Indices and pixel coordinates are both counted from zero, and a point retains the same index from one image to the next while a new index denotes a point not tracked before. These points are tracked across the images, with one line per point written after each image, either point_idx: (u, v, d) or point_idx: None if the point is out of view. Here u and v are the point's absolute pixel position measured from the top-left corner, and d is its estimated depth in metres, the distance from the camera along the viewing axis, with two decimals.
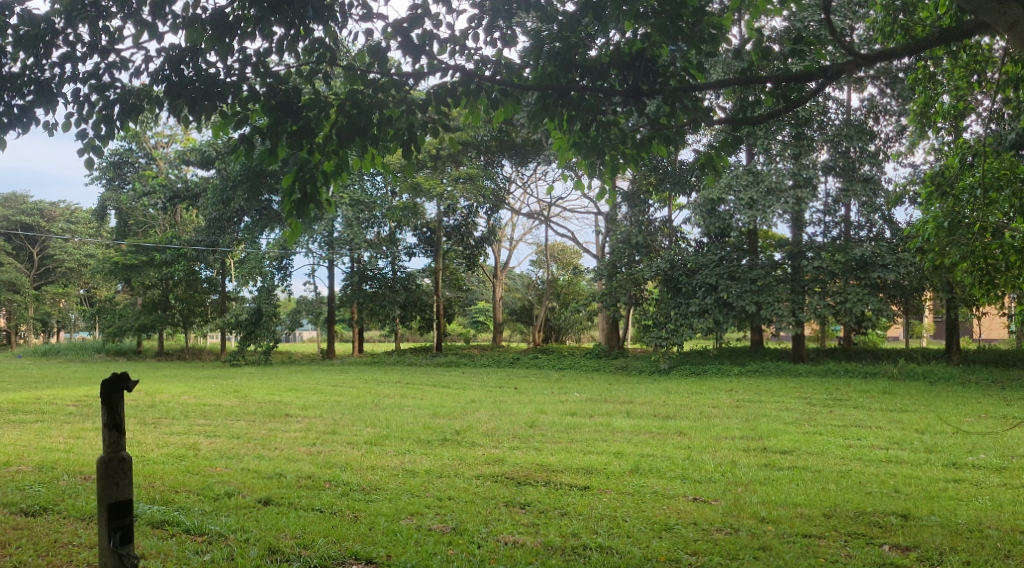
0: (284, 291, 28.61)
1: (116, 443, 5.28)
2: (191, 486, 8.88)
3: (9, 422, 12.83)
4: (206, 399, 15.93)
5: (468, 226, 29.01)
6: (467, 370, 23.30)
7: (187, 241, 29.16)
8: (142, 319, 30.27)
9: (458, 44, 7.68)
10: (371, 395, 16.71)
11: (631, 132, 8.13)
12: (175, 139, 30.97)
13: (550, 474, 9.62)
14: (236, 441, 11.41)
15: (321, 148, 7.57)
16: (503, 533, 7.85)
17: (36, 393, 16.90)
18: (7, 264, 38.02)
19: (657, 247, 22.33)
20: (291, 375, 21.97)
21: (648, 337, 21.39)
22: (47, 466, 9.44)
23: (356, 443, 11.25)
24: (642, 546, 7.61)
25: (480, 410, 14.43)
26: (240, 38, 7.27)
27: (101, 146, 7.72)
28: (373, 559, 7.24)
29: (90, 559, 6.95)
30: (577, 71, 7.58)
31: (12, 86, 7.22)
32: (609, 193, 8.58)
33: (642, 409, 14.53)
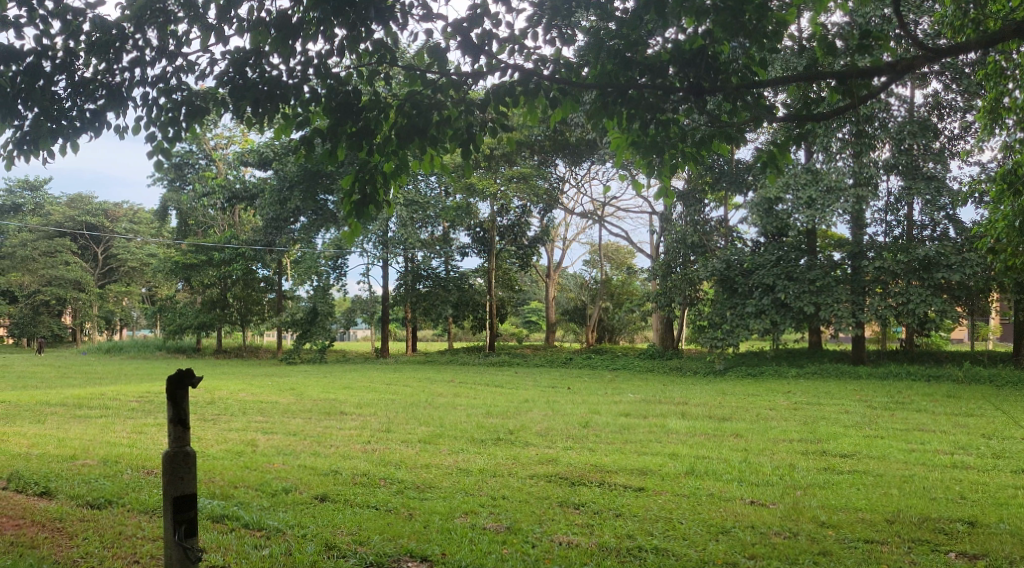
0: (340, 290, 28.94)
1: (181, 438, 5.37)
2: (250, 482, 9.02)
3: (75, 417, 13.18)
4: (263, 396, 16.18)
5: (522, 226, 28.94)
6: (520, 370, 23.32)
7: (245, 241, 29.64)
8: (201, 317, 30.89)
9: (517, 44, 7.66)
10: (424, 395, 16.81)
11: (691, 130, 8.08)
12: (234, 140, 31.55)
13: (604, 475, 9.58)
14: (293, 437, 11.58)
15: (380, 149, 7.66)
16: (557, 533, 7.83)
17: (101, 389, 17.36)
18: (73, 263, 39.16)
19: (712, 247, 22.09)
20: (345, 374, 22.19)
21: (703, 337, 21.18)
22: (112, 460, 9.66)
23: (410, 441, 11.34)
24: (698, 549, 7.54)
25: (534, 410, 14.43)
26: (303, 40, 7.35)
27: (169, 149, 7.87)
28: (428, 557, 7.28)
29: (153, 552, 7.09)
30: (636, 69, 7.52)
31: (84, 90, 7.38)
32: (665, 193, 8.53)
33: (697, 410, 14.39)
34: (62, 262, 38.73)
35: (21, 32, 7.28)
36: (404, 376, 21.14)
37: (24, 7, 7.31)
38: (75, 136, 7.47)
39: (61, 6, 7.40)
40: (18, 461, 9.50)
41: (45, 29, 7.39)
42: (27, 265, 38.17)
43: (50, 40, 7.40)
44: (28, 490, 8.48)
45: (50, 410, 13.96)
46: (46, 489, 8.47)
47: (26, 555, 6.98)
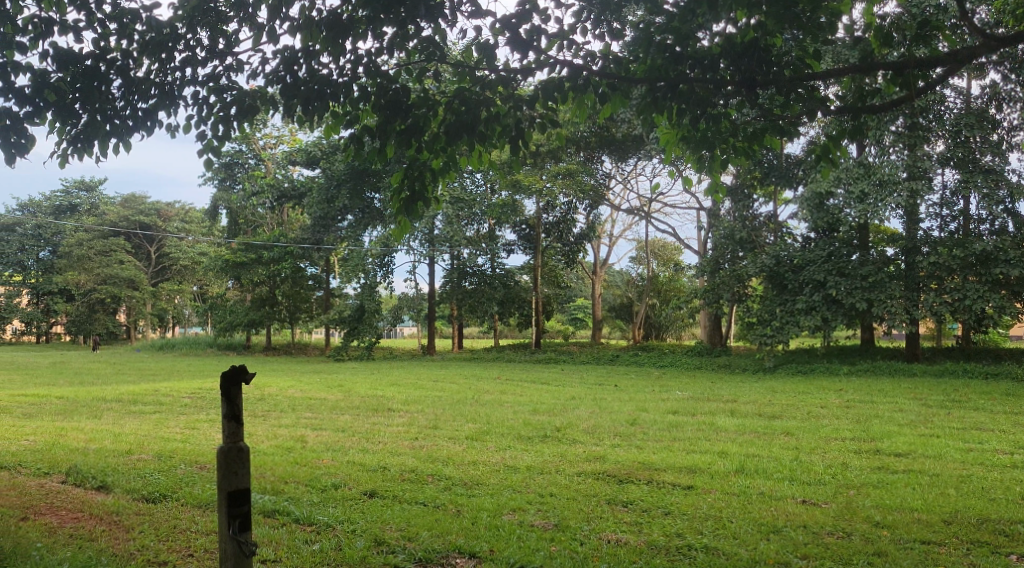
0: (387, 288, 29.14)
1: (235, 433, 5.40)
2: (299, 477, 9.12)
3: (130, 412, 13.46)
4: (312, 393, 16.36)
5: (567, 223, 28.71)
6: (565, 368, 23.26)
7: (293, 240, 30.00)
8: (251, 315, 31.33)
9: (566, 39, 7.63)
10: (471, 392, 16.84)
11: (742, 123, 8.01)
12: (283, 140, 31.94)
13: (652, 473, 9.51)
14: (342, 434, 11.67)
15: (428, 146, 7.68)
16: (605, 531, 7.79)
17: (154, 385, 17.70)
18: (127, 262, 39.95)
19: (761, 243, 21.83)
20: (392, 371, 22.34)
21: (752, 334, 20.93)
22: (166, 455, 9.82)
23: (457, 438, 11.37)
24: (749, 548, 7.45)
25: (580, 407, 14.38)
26: (353, 38, 7.40)
27: (219, 148, 7.97)
28: (477, 553, 7.29)
29: (206, 546, 7.19)
30: (686, 63, 7.42)
31: (137, 90, 7.50)
32: (715, 189, 8.48)
33: (746, 408, 14.21)
34: (117, 261, 39.56)
35: (80, 35, 7.43)
36: (449, 373, 21.19)
37: (82, 10, 7.46)
38: (128, 136, 7.59)
39: (118, 9, 7.54)
40: (75, 455, 9.71)
41: (102, 31, 7.53)
42: (83, 264, 39.06)
43: (106, 41, 7.53)
44: (86, 484, 8.66)
45: (105, 406, 14.27)
46: (103, 483, 8.65)
47: (85, 547, 7.11)
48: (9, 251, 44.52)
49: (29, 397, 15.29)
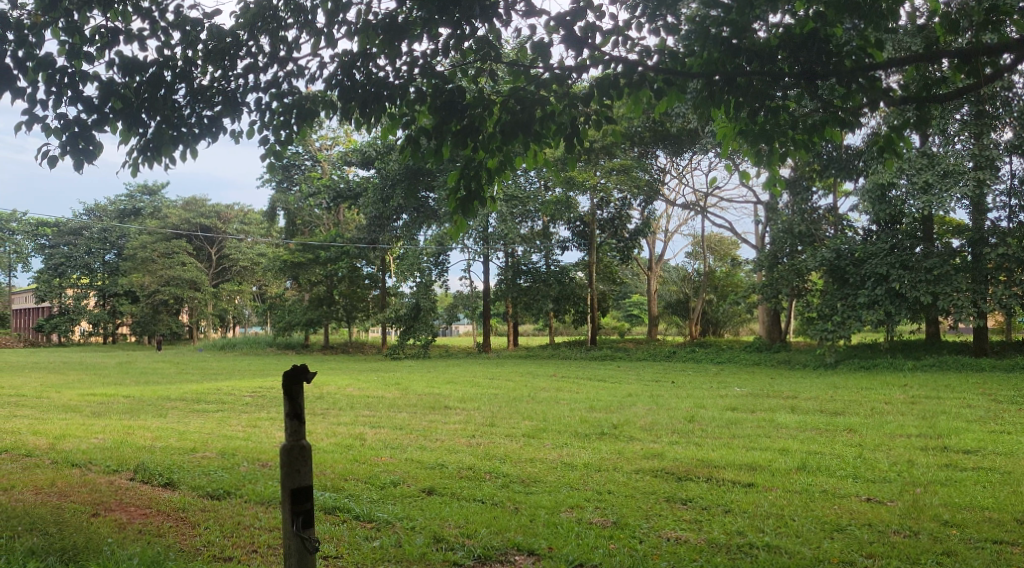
0: (442, 286, 29.39)
1: (296, 431, 5.42)
2: (359, 474, 9.22)
3: (194, 411, 13.76)
4: (370, 391, 16.49)
5: (622, 219, 28.75)
6: (622, 364, 23.13)
7: (349, 240, 30.29)
8: (308, 315, 31.79)
9: (621, 35, 7.58)
10: (528, 389, 16.84)
11: (802, 116, 7.91)
12: (339, 141, 32.34)
13: (712, 470, 9.41)
14: (399, 432, 11.76)
15: (485, 145, 7.69)
16: (665, 529, 7.72)
17: (216, 385, 18.04)
18: (189, 264, 40.79)
19: (821, 237, 21.43)
20: (450, 369, 22.43)
21: (813, 329, 20.57)
22: (229, 453, 10.00)
23: (514, 436, 11.40)
24: (813, 547, 7.33)
25: (637, 404, 14.29)
26: (409, 40, 7.45)
27: (281, 152, 8.08)
28: (536, 550, 7.29)
29: (270, 542, 7.31)
30: (743, 56, 7.32)
31: (202, 98, 7.64)
32: (773, 182, 8.36)
33: (807, 404, 13.97)
34: (179, 263, 40.35)
35: (144, 43, 7.58)
36: (506, 371, 21.21)
37: (147, 19, 7.62)
38: (194, 142, 7.74)
39: (180, 17, 7.69)
40: (142, 453, 9.93)
41: (165, 39, 7.68)
42: (146, 266, 39.96)
43: (171, 50, 7.69)
44: (153, 481, 8.86)
45: (170, 404, 14.61)
46: (169, 480, 8.84)
47: (153, 542, 7.24)
48: (77, 254, 45.79)
49: (97, 396, 15.71)
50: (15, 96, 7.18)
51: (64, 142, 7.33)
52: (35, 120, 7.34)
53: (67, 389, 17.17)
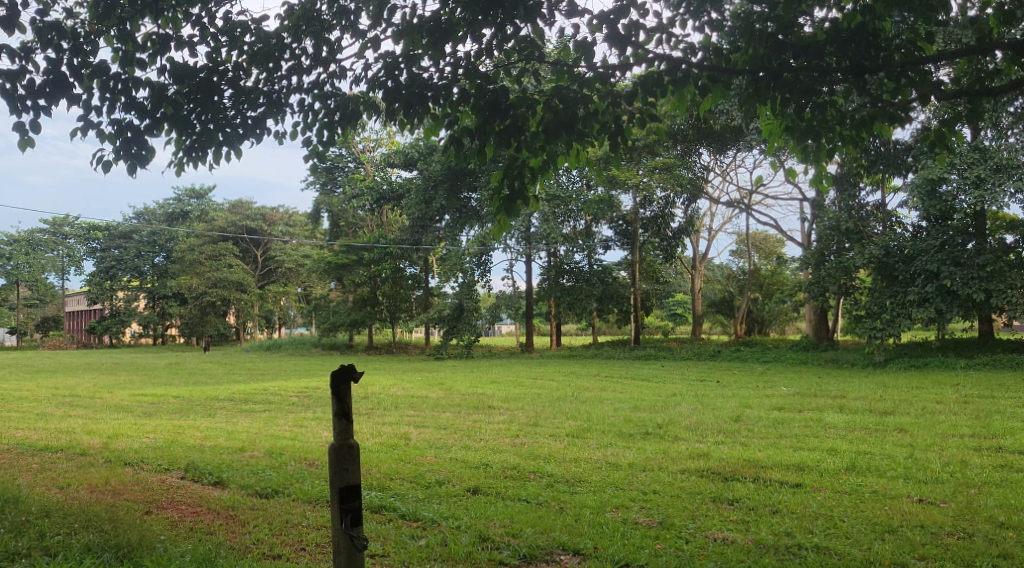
0: (485, 287, 29.40)
1: (345, 430, 5.41)
2: (404, 473, 9.28)
3: (242, 411, 13.95)
4: (414, 391, 16.58)
5: (665, 217, 28.44)
6: (667, 364, 22.95)
7: (393, 240, 30.49)
8: (353, 315, 32.06)
9: (665, 32, 7.54)
10: (572, 388, 16.81)
11: (850, 111, 7.80)
12: (381, 143, 32.58)
13: (759, 470, 9.32)
14: (444, 431, 11.82)
15: (528, 144, 7.69)
16: (711, 529, 7.66)
17: (263, 385, 18.28)
18: (236, 266, 41.36)
19: (869, 234, 21.06)
20: (494, 369, 22.49)
21: (861, 328, 20.30)
22: (277, 452, 10.13)
23: (559, 436, 11.39)
24: (863, 548, 7.23)
25: (683, 404, 14.20)
26: (453, 42, 7.48)
27: (324, 153, 8.16)
28: (581, 550, 7.28)
29: (318, 540, 7.40)
30: (789, 51, 7.24)
31: (247, 99, 7.73)
32: (820, 180, 8.27)
33: (856, 404, 13.78)
34: (226, 266, 40.95)
35: (194, 49, 7.71)
36: (549, 371, 21.19)
37: (197, 25, 7.74)
38: (239, 143, 7.83)
39: (229, 23, 7.81)
40: (193, 453, 10.08)
41: (214, 44, 7.80)
42: (194, 268, 40.65)
43: (218, 55, 7.80)
44: (203, 480, 9.00)
45: (219, 404, 14.84)
46: (219, 479, 8.97)
47: (204, 540, 7.35)
48: (127, 257, 46.65)
49: (147, 397, 16.00)
50: (71, 103, 7.34)
51: (118, 147, 7.48)
52: (90, 126, 7.50)
53: (120, 390, 17.54)
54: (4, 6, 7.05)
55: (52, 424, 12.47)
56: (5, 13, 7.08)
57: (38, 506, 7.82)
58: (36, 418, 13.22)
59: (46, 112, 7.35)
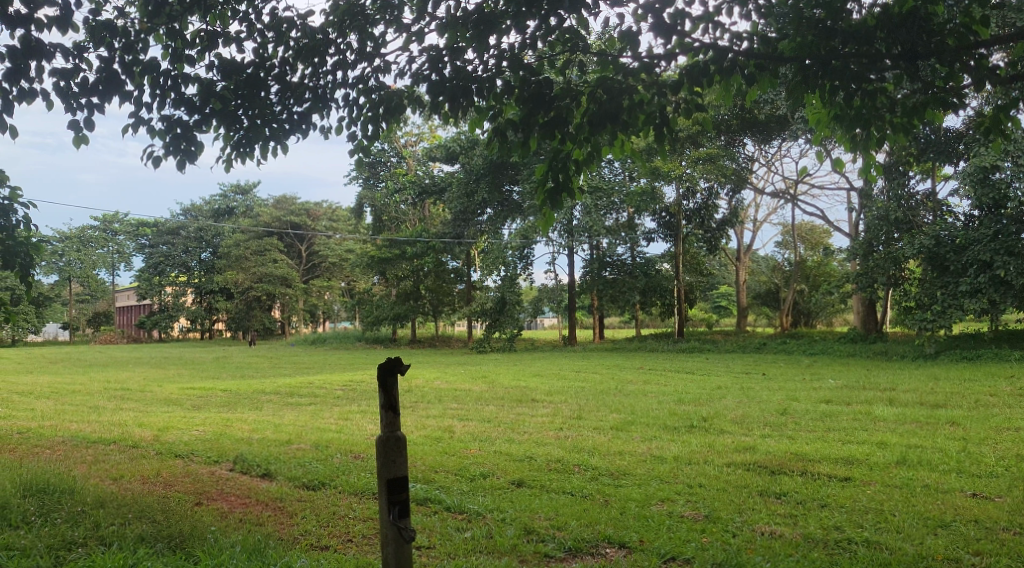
0: (527, 280, 29.37)
1: (392, 423, 5.39)
2: (448, 466, 9.31)
3: (288, 404, 14.13)
4: (457, 384, 16.65)
5: (709, 209, 28.22)
6: (711, 357, 22.77)
7: (435, 235, 30.57)
8: (396, 309, 32.28)
9: (710, 21, 7.45)
10: (614, 382, 16.75)
11: (900, 99, 7.65)
12: (423, 137, 32.76)
13: (806, 464, 9.20)
14: (488, 424, 11.85)
15: (572, 136, 7.64)
16: (759, 523, 7.58)
17: (309, 378, 18.48)
18: (281, 261, 41.83)
19: (920, 223, 20.67)
20: (536, 362, 22.51)
21: (911, 320, 20.00)
22: (323, 445, 10.22)
23: (602, 429, 11.34)
24: (915, 543, 7.10)
25: (728, 397, 14.08)
26: (497, 34, 7.46)
27: (368, 147, 8.18)
28: (627, 543, 7.25)
29: (364, 532, 7.46)
30: (838, 38, 7.13)
31: (293, 94, 7.79)
32: (869, 169, 8.11)
33: (906, 397, 13.53)
34: (271, 261, 41.47)
35: (241, 45, 7.77)
36: (592, 364, 21.14)
37: (244, 21, 7.82)
38: (286, 138, 7.89)
39: (276, 18, 7.86)
40: (241, 445, 10.24)
41: (261, 41, 7.87)
42: (240, 264, 41.23)
43: (265, 51, 7.87)
44: (252, 472, 9.12)
45: (265, 398, 15.04)
46: (267, 471, 9.08)
47: (254, 531, 7.44)
48: (175, 253, 47.40)
49: (196, 390, 16.26)
50: (123, 100, 7.45)
51: (168, 143, 7.58)
52: (141, 123, 7.60)
53: (168, 384, 17.84)
54: (58, 5, 7.18)
55: (105, 416, 12.72)
56: (59, 13, 7.21)
57: (93, 496, 7.97)
58: (89, 411, 13.51)
59: (99, 110, 7.47)
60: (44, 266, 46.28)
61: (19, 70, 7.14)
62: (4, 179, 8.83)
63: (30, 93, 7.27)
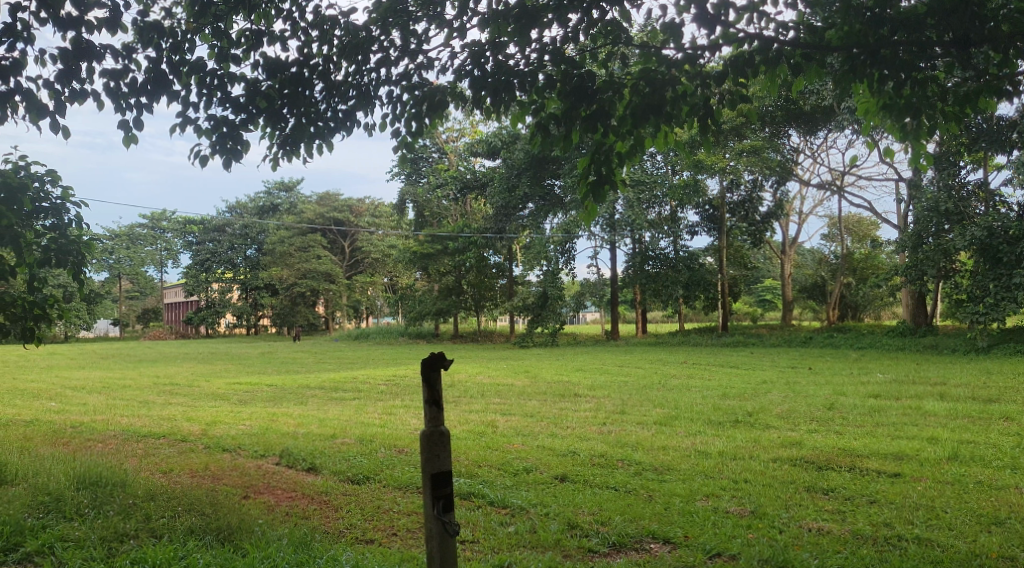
0: (570, 275, 29.28)
1: (435, 418, 5.38)
2: (492, 461, 9.31)
3: (332, 399, 14.25)
4: (499, 379, 16.67)
5: (753, 201, 27.90)
6: (756, 351, 22.57)
7: (477, 230, 30.56)
8: (438, 304, 32.42)
9: (756, 11, 7.34)
10: (658, 376, 16.65)
11: (952, 87, 7.47)
12: (464, 132, 32.83)
13: (855, 459, 9.06)
14: (530, 419, 11.84)
15: (615, 129, 7.54)
16: (806, 519, 7.48)
17: (353, 373, 18.64)
18: (325, 257, 42.21)
19: (971, 214, 20.21)
20: (578, 357, 22.42)
21: (963, 312, 19.62)
22: (367, 440, 10.29)
23: (645, 424, 11.27)
24: (968, 541, 6.96)
25: (773, 391, 13.89)
26: (539, 27, 7.41)
27: (412, 144, 8.19)
28: (671, 538, 7.19)
29: (408, 526, 7.50)
30: (887, 26, 6.98)
31: (338, 92, 7.84)
32: (918, 159, 7.92)
33: (957, 391, 13.26)
34: (315, 257, 41.85)
35: (286, 44, 7.83)
36: (634, 359, 21.02)
37: (288, 20, 7.87)
38: (331, 136, 7.94)
39: (319, 16, 7.91)
40: (287, 439, 10.34)
41: (305, 39, 7.91)
42: (285, 260, 41.73)
43: (309, 49, 7.91)
44: (298, 466, 9.20)
45: (310, 392, 15.18)
46: (312, 465, 9.16)
47: (300, 524, 7.50)
48: (221, 250, 48.12)
49: (242, 385, 16.47)
50: (171, 99, 7.55)
51: (214, 142, 7.66)
52: (188, 122, 7.69)
53: (216, 378, 18.11)
54: (108, 7, 7.28)
55: (154, 411, 12.95)
56: (109, 14, 7.31)
57: (144, 489, 8.10)
58: (139, 405, 13.76)
59: (148, 110, 7.56)
60: (95, 264, 47.20)
61: (71, 71, 7.25)
62: (57, 178, 8.98)
63: (81, 93, 7.38)
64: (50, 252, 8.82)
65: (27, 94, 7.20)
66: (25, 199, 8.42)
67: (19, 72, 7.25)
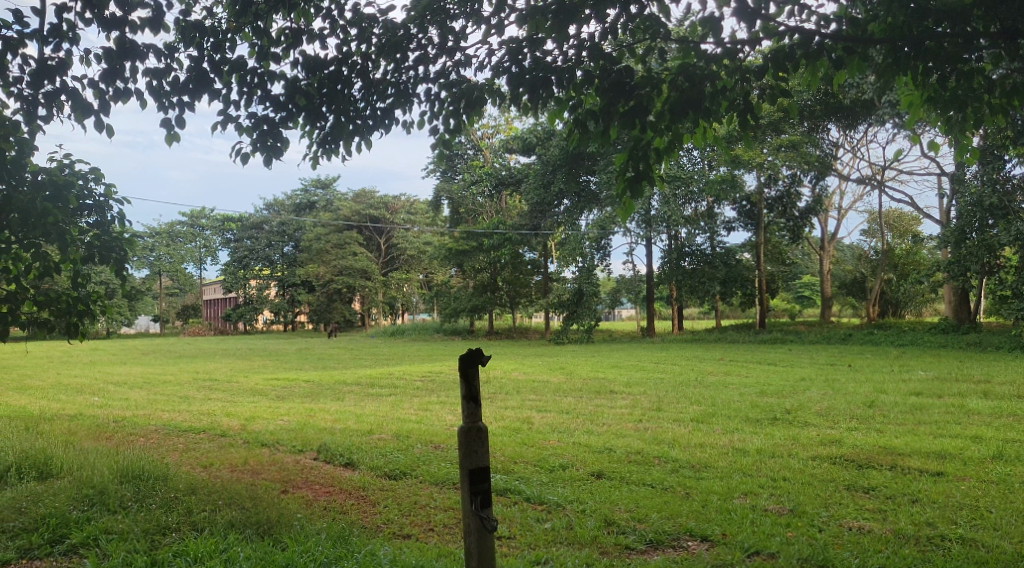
0: (605, 271, 29.20)
1: (473, 414, 5.37)
2: (528, 457, 9.30)
3: (368, 395, 14.33)
4: (534, 375, 16.65)
5: (791, 196, 27.55)
6: (794, 347, 22.31)
7: (512, 227, 30.54)
8: (473, 301, 32.44)
9: (797, 5, 7.25)
10: (694, 373, 16.52)
11: (998, 80, 7.33)
12: (499, 129, 32.80)
13: (896, 458, 8.93)
14: (566, 416, 11.81)
15: (653, 125, 7.47)
16: (846, 518, 7.39)
17: (389, 369, 18.71)
18: (361, 254, 42.43)
19: (1016, 209, 19.78)
20: (614, 353, 22.30)
21: (1007, 309, 19.27)
22: (403, 435, 10.33)
23: (683, 421, 11.19)
24: (1013, 541, 6.83)
25: (812, 388, 13.72)
26: (577, 23, 7.37)
27: (450, 141, 8.20)
28: (709, 536, 7.13)
29: (445, 522, 7.52)
30: (932, 17, 6.84)
31: (376, 90, 7.87)
32: (963, 152, 7.79)
33: (1001, 389, 13.00)
34: (350, 253, 42.31)
35: (324, 42, 7.88)
36: (670, 356, 20.87)
37: (327, 18, 7.92)
38: (369, 133, 7.97)
39: (358, 15, 7.95)
40: (324, 435, 10.41)
41: (344, 37, 7.95)
42: (322, 258, 42.58)
43: (348, 47, 7.95)
44: (335, 461, 9.26)
45: (346, 388, 15.28)
46: (349, 461, 9.21)
47: (338, 519, 7.55)
48: (259, 247, 48.61)
49: (280, 381, 16.62)
50: (212, 98, 7.63)
51: (255, 140, 7.73)
52: (229, 120, 7.76)
53: (255, 374, 18.30)
54: (151, 7, 7.37)
55: (194, 406, 13.12)
56: (151, 15, 7.40)
57: (184, 483, 8.20)
58: (179, 400, 13.92)
59: (190, 108, 7.65)
60: (136, 262, 47.92)
61: (115, 71, 7.35)
62: (101, 176, 9.12)
63: (125, 92, 7.48)
64: (94, 248, 8.99)
65: (72, 94, 7.31)
66: (70, 195, 8.58)
67: (64, 72, 7.37)
